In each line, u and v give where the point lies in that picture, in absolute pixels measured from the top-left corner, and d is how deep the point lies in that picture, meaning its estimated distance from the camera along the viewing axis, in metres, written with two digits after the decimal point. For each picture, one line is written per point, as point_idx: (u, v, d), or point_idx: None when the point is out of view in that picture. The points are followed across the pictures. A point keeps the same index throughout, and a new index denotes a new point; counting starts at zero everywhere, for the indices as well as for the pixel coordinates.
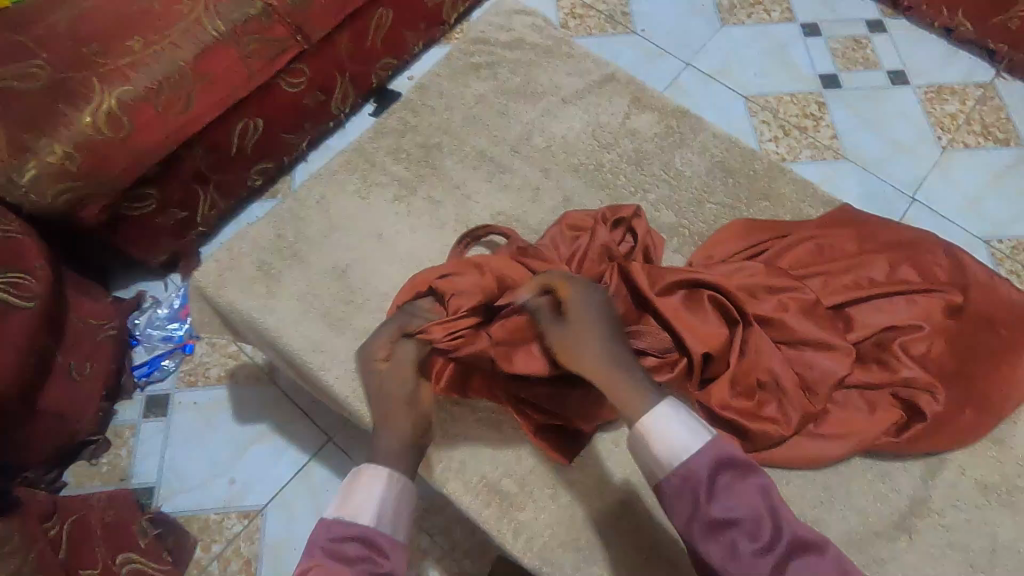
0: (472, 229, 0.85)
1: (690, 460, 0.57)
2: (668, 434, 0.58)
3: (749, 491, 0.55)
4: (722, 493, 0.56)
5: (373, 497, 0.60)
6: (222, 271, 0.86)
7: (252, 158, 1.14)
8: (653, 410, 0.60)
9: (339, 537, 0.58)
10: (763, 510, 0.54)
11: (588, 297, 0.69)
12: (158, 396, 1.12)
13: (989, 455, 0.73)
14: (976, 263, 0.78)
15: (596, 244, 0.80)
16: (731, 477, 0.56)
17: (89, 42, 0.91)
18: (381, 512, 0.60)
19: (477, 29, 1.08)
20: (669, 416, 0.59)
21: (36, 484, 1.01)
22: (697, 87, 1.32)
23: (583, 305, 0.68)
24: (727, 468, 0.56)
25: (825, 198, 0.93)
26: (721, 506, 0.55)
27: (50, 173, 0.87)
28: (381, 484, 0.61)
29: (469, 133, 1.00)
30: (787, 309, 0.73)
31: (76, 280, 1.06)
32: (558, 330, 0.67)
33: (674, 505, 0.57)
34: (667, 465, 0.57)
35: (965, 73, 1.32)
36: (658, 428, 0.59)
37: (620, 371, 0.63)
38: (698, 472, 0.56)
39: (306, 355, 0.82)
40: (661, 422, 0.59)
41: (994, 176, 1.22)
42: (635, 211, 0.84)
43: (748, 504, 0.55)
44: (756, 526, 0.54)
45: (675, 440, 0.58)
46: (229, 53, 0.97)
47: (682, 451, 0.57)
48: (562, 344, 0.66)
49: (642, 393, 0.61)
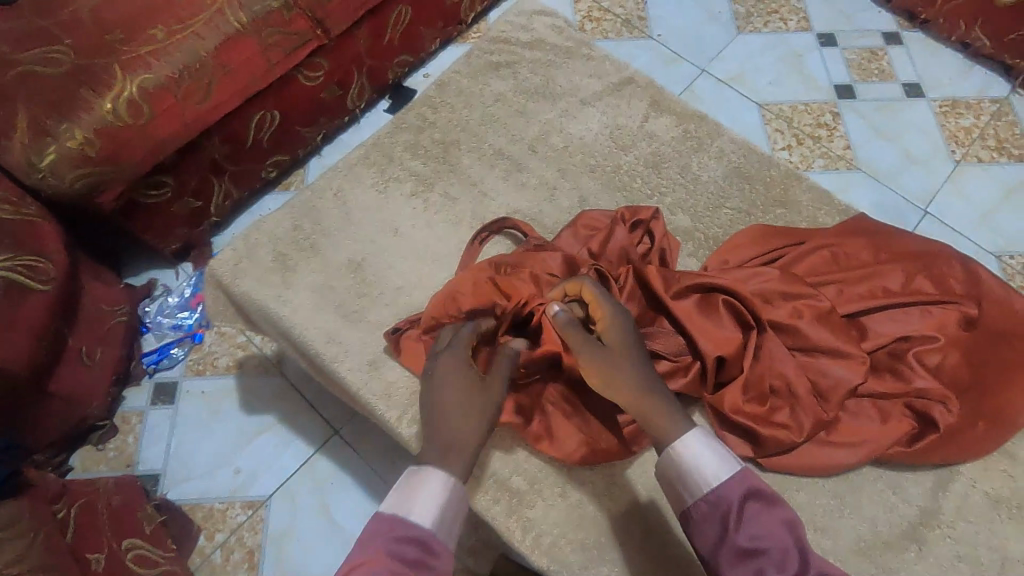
0: (487, 224, 0.87)
1: (719, 486, 0.59)
2: (698, 460, 0.60)
3: (777, 522, 0.57)
4: (750, 520, 0.57)
5: (433, 499, 0.59)
6: (237, 260, 0.86)
7: (268, 150, 1.14)
8: (683, 437, 0.62)
9: (396, 537, 0.56)
10: (791, 543, 0.55)
11: (619, 321, 0.69)
12: (166, 384, 1.12)
13: (1000, 469, 0.73)
14: (992, 276, 0.78)
15: (614, 245, 0.81)
16: (758, 506, 0.58)
17: (113, 29, 0.92)
18: (439, 516, 0.58)
19: (496, 29, 1.09)
20: (700, 445, 0.61)
21: (44, 467, 1.02)
22: (712, 93, 1.33)
23: (617, 327, 0.68)
24: (755, 497, 0.58)
25: (840, 207, 0.93)
26: (748, 534, 0.56)
27: (69, 157, 0.88)
28: (441, 487, 0.60)
29: (485, 131, 1.00)
30: (802, 316, 0.73)
31: (90, 265, 1.07)
32: (592, 354, 0.67)
33: (701, 529, 0.59)
34: (696, 490, 0.60)
35: (981, 87, 1.32)
36: (689, 452, 0.61)
37: (652, 398, 0.65)
38: (726, 498, 0.58)
39: (319, 346, 0.82)
40: (692, 448, 0.61)
41: (1007, 191, 1.22)
42: (653, 212, 0.84)
43: (775, 534, 0.56)
44: (783, 557, 0.54)
45: (705, 466, 0.60)
46: (251, 45, 0.97)
47: (711, 477, 0.60)
48: (594, 367, 0.67)
49: (674, 420, 0.63)
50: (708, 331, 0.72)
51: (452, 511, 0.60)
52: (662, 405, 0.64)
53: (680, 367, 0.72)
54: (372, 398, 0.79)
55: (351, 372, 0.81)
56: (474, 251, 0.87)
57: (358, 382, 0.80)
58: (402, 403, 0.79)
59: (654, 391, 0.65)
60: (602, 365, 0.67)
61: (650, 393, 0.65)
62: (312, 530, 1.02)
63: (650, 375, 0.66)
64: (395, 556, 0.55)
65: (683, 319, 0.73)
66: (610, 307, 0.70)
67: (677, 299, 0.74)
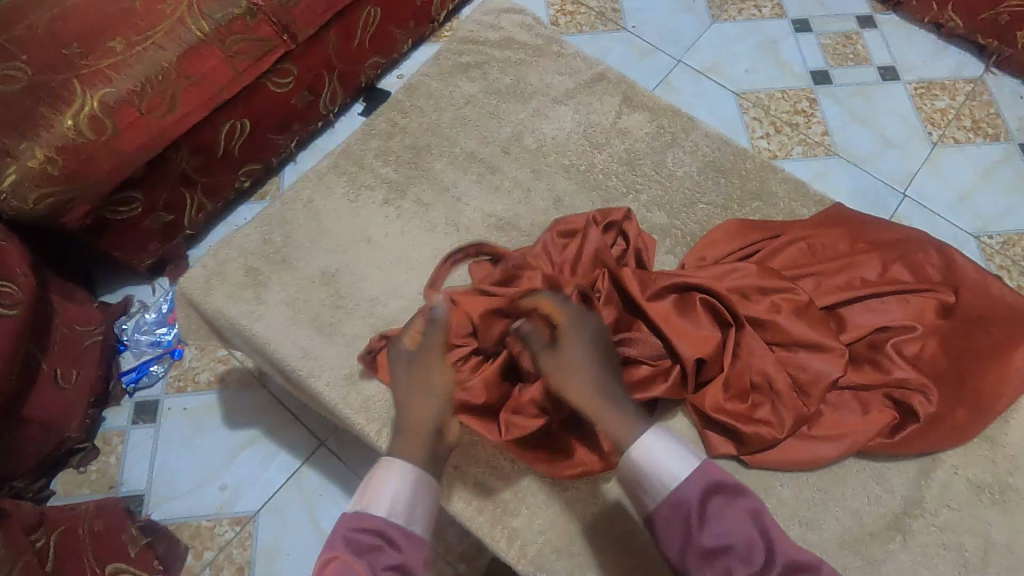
0: (462, 249, 0.83)
1: (679, 487, 0.58)
2: (657, 461, 0.60)
3: (739, 513, 0.57)
4: (712, 518, 0.57)
5: (388, 490, 0.60)
6: (210, 277, 0.85)
7: (239, 161, 1.12)
8: (641, 440, 0.61)
9: (354, 530, 0.58)
10: (753, 532, 0.56)
11: (580, 327, 0.69)
12: (147, 402, 1.10)
13: (981, 454, 0.74)
14: (969, 262, 0.78)
15: (587, 252, 0.78)
16: (722, 500, 0.57)
17: (69, 43, 0.89)
18: (395, 504, 0.60)
19: (466, 28, 1.07)
20: (657, 445, 0.61)
21: (22, 494, 0.99)
22: (689, 84, 1.32)
23: (577, 333, 0.68)
24: (716, 492, 0.58)
25: (817, 197, 0.93)
26: (713, 533, 0.56)
27: (30, 177, 0.85)
28: (396, 478, 0.61)
29: (459, 134, 0.99)
30: (780, 310, 0.72)
31: (62, 285, 1.04)
32: (548, 357, 0.67)
33: (665, 533, 0.58)
34: (658, 494, 0.59)
35: (954, 69, 1.32)
36: (648, 456, 0.60)
37: (609, 402, 0.65)
38: (687, 499, 0.57)
39: (296, 361, 0.81)
40: (650, 450, 0.60)
41: (984, 172, 1.22)
42: (624, 213, 0.83)
43: (739, 527, 0.56)
44: (749, 551, 0.55)
45: (663, 467, 0.59)
46: (215, 54, 0.95)
47: (671, 478, 0.59)
48: (553, 371, 0.66)
49: (632, 424, 0.63)
50: (686, 333, 0.71)
51: (413, 497, 0.61)
52: (619, 414, 0.64)
53: (660, 372, 0.72)
54: (353, 412, 0.78)
55: (330, 387, 0.80)
56: (446, 271, 0.82)
57: (338, 396, 0.79)
58: (382, 417, 0.78)
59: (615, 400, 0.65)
60: (561, 370, 0.66)
61: (607, 401, 0.65)
62: (301, 544, 1.01)
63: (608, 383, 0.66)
64: (353, 546, 0.56)
65: (659, 320, 0.72)
66: (572, 312, 0.70)
67: (653, 301, 0.73)
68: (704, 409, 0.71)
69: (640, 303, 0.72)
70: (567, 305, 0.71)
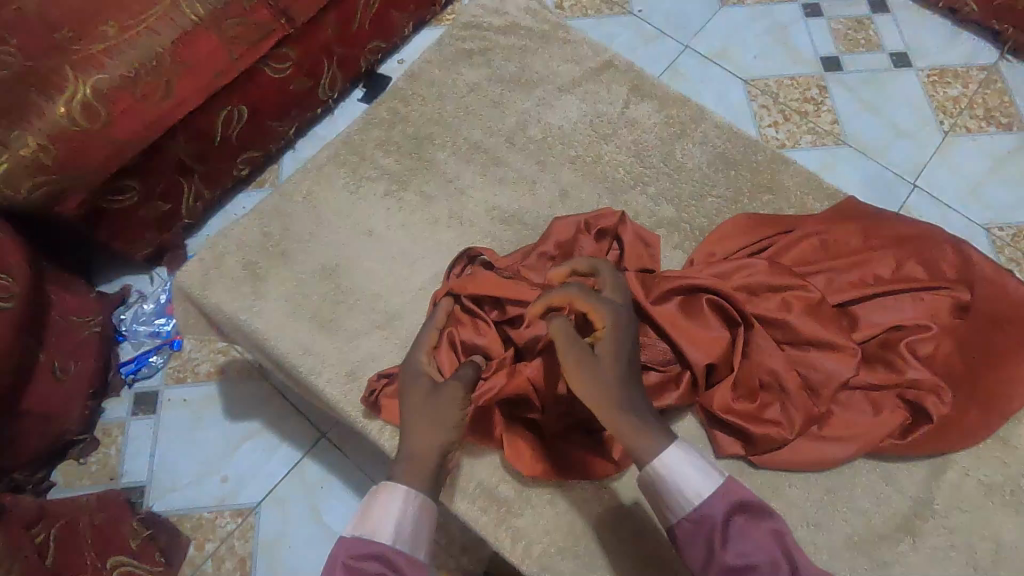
0: (460, 256, 0.81)
1: (703, 503, 0.56)
2: (681, 477, 0.57)
3: (765, 533, 0.54)
4: (735, 537, 0.55)
5: (392, 514, 0.58)
6: (208, 270, 0.83)
7: (237, 148, 1.10)
8: (663, 455, 0.58)
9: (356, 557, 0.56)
10: (779, 554, 0.53)
11: (618, 330, 0.62)
12: (146, 393, 1.09)
13: (993, 456, 0.72)
14: (985, 259, 0.76)
15: (583, 255, 0.78)
16: (745, 519, 0.55)
17: (59, 26, 0.85)
18: (399, 528, 0.58)
19: (469, 13, 1.04)
20: (681, 460, 0.57)
21: (23, 486, 0.98)
22: (696, 71, 1.29)
23: (613, 334, 0.62)
24: (741, 510, 0.56)
25: (828, 190, 0.91)
26: (736, 552, 0.54)
27: (23, 166, 0.83)
28: (399, 499, 0.59)
29: (461, 123, 0.96)
30: (791, 309, 0.71)
31: (58, 275, 1.02)
32: (569, 351, 0.61)
33: (688, 549, 0.56)
34: (679, 508, 0.57)
35: (969, 55, 1.29)
36: (671, 470, 0.57)
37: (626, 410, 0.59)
38: (710, 517, 0.55)
39: (296, 358, 0.80)
40: (673, 464, 0.57)
41: (997, 162, 1.20)
42: (619, 218, 0.81)
43: (765, 547, 0.54)
44: (774, 573, 0.52)
45: (688, 482, 0.57)
46: (210, 39, 0.91)
47: (694, 495, 0.56)
48: (575, 365, 0.60)
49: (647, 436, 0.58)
50: (695, 336, 0.70)
51: (413, 514, 0.59)
52: (633, 423, 0.59)
53: (670, 380, 0.71)
54: (354, 410, 0.77)
55: (331, 384, 0.79)
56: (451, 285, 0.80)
57: (339, 394, 0.78)
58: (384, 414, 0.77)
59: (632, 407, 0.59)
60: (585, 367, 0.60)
61: (622, 405, 0.59)
62: (304, 537, 1.00)
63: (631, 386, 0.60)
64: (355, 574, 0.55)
65: (665, 323, 0.70)
66: (614, 311, 0.63)
67: (658, 304, 0.71)
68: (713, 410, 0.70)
69: (645, 306, 0.70)
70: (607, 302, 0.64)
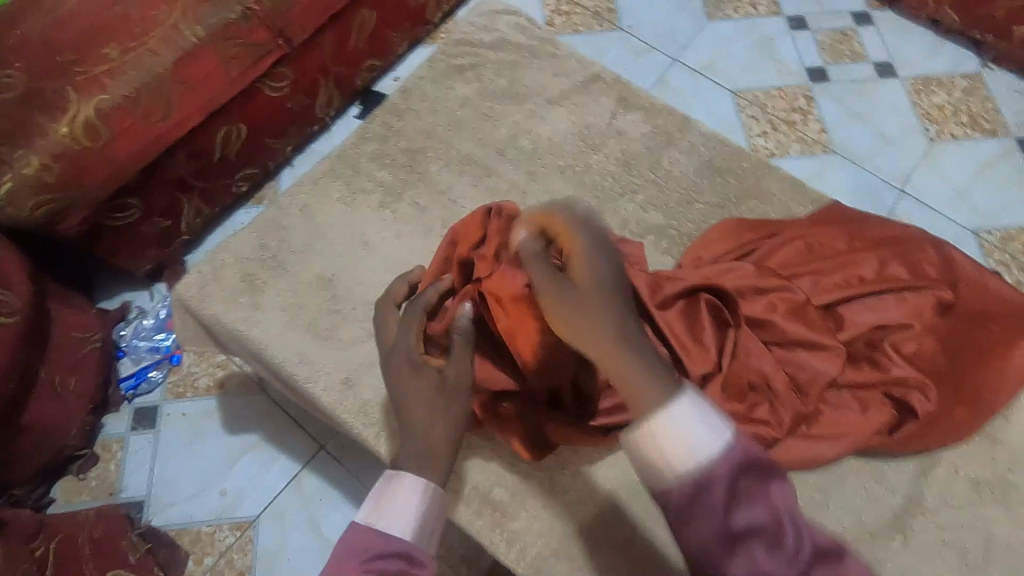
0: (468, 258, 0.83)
1: (710, 463, 0.51)
2: (686, 433, 0.51)
3: (771, 495, 0.51)
4: (740, 501, 0.51)
5: (411, 511, 0.58)
6: (206, 283, 0.84)
7: (236, 165, 1.12)
8: (670, 406, 0.52)
9: (376, 554, 0.55)
10: (782, 515, 0.51)
11: (595, 256, 0.58)
12: (146, 408, 1.10)
13: (981, 452, 0.73)
14: (967, 259, 0.77)
15: None
16: (749, 480, 0.51)
17: (63, 50, 0.88)
18: (417, 524, 0.57)
19: (460, 30, 1.07)
20: (687, 414, 0.52)
21: (23, 502, 0.99)
22: (685, 83, 1.31)
23: (590, 260, 0.58)
24: (745, 470, 0.52)
25: (813, 196, 0.93)
26: (740, 516, 0.50)
27: (27, 186, 0.85)
28: (419, 494, 0.59)
29: (454, 136, 0.99)
30: (776, 309, 0.72)
31: (59, 291, 1.03)
32: (553, 288, 0.56)
33: (686, 515, 0.51)
34: (679, 468, 0.51)
35: (952, 64, 1.32)
36: (675, 425, 0.52)
37: (635, 361, 0.54)
38: (717, 478, 0.51)
39: (293, 367, 0.81)
40: (677, 418, 0.52)
41: (982, 167, 1.22)
42: (605, 225, 0.84)
43: (768, 510, 0.51)
44: (776, 534, 0.50)
45: (694, 439, 0.51)
46: (209, 60, 0.94)
47: (699, 453, 0.51)
48: (561, 303, 0.56)
49: (661, 386, 0.53)
50: (688, 338, 0.70)
51: (431, 511, 0.59)
52: (638, 368, 0.54)
53: None
54: (350, 417, 0.79)
55: (327, 392, 0.80)
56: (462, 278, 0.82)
57: (335, 402, 0.80)
58: (379, 420, 0.78)
59: (631, 349, 0.54)
60: (572, 310, 0.55)
61: (620, 346, 0.54)
62: (303, 548, 1.01)
63: (628, 322, 0.56)
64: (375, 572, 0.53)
65: (660, 325, 0.71)
66: (590, 233, 0.60)
67: (657, 306, 0.72)
68: None
69: (646, 306, 0.70)
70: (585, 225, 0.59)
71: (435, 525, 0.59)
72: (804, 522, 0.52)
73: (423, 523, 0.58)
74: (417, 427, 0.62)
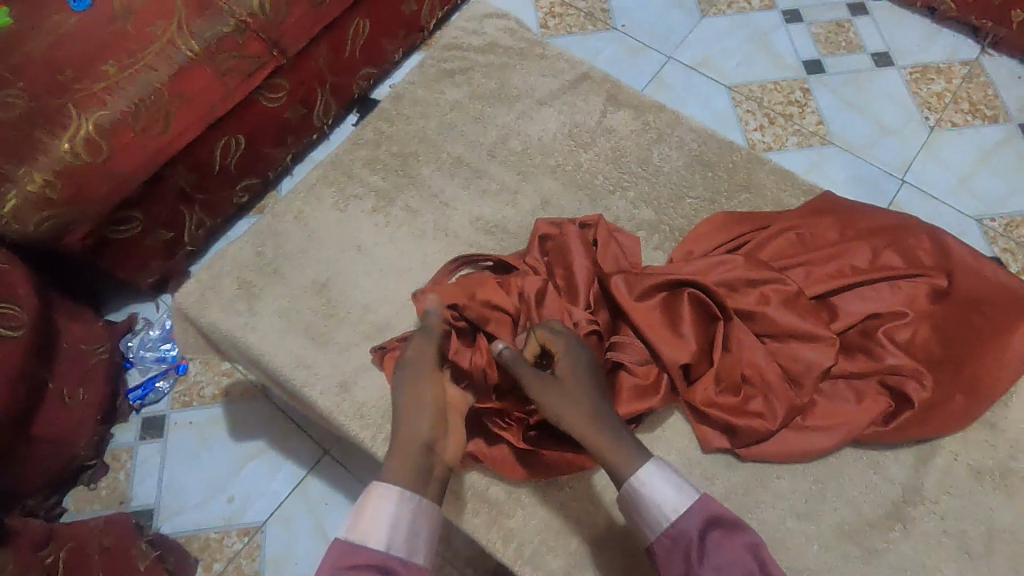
0: (466, 253, 0.85)
1: (679, 519, 0.57)
2: (657, 492, 0.59)
3: (741, 550, 0.55)
4: (713, 554, 0.56)
5: (385, 517, 0.58)
6: (204, 291, 0.86)
7: (236, 175, 1.13)
8: (641, 470, 0.60)
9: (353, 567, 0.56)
10: (754, 568, 0.54)
11: (575, 352, 0.69)
12: (154, 418, 1.11)
13: (981, 440, 0.73)
14: (961, 245, 0.76)
15: (580, 270, 0.77)
16: (721, 535, 0.56)
17: (63, 68, 0.90)
18: (394, 534, 0.58)
19: (449, 35, 1.09)
20: (658, 478, 0.59)
21: (35, 512, 1.00)
22: (680, 80, 1.31)
23: (571, 354, 0.68)
24: (718, 526, 0.57)
25: (805, 187, 0.93)
26: (713, 568, 0.55)
27: (30, 202, 0.86)
28: (390, 505, 0.59)
29: (446, 140, 1.00)
30: (768, 301, 0.72)
31: (66, 305, 1.04)
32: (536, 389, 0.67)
33: (666, 566, 0.58)
34: (657, 524, 0.58)
35: (949, 51, 1.31)
36: (648, 488, 0.59)
37: (603, 429, 0.64)
38: (688, 531, 0.57)
39: (290, 371, 0.82)
40: (649, 481, 0.59)
41: (984, 154, 1.21)
42: (599, 218, 0.85)
43: (742, 563, 0.55)
44: None
45: (664, 500, 0.58)
46: (206, 73, 0.96)
47: (671, 511, 0.58)
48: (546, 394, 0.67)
49: (630, 452, 0.62)
50: (670, 338, 0.72)
51: (407, 517, 0.59)
52: (612, 439, 0.63)
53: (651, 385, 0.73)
54: (347, 419, 0.79)
55: (324, 395, 0.81)
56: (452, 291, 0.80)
57: (333, 406, 0.80)
58: (376, 422, 0.79)
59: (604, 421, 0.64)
60: (557, 397, 0.66)
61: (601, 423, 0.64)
62: (309, 551, 1.02)
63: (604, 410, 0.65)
64: None
65: (643, 322, 0.72)
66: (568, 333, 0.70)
67: (641, 302, 0.73)
68: (696, 404, 0.71)
69: (626, 306, 0.73)
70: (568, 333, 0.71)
71: (414, 532, 0.59)
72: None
73: (400, 535, 0.58)
74: (408, 392, 0.68)
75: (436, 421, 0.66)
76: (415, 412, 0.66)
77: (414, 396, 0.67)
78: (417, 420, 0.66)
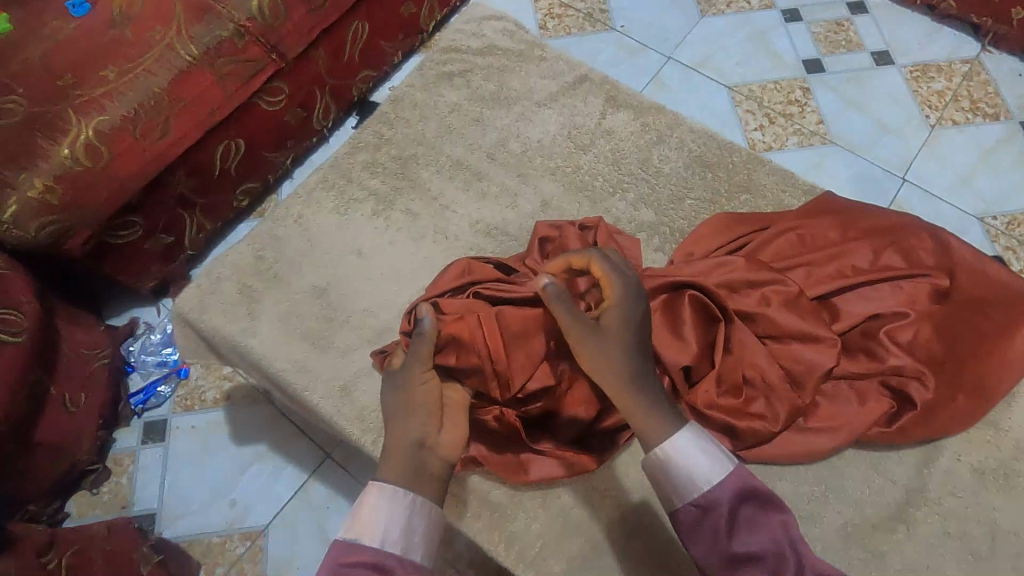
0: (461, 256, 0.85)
1: (711, 490, 0.57)
2: (691, 461, 0.58)
3: (772, 526, 0.56)
4: (743, 527, 0.56)
5: (382, 515, 0.58)
6: (204, 296, 0.86)
7: (236, 180, 1.13)
8: (676, 437, 0.59)
9: (349, 563, 0.56)
10: (784, 544, 0.54)
11: (625, 303, 0.64)
12: (155, 422, 1.11)
13: (983, 440, 0.73)
14: (963, 244, 0.76)
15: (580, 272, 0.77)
16: (753, 509, 0.56)
17: (63, 74, 0.90)
18: (390, 532, 0.58)
19: (448, 38, 1.09)
20: (693, 447, 0.58)
21: (37, 518, 1.00)
22: (679, 80, 1.31)
23: (622, 308, 0.64)
24: (750, 499, 0.57)
25: (805, 187, 0.93)
26: (743, 541, 0.55)
27: (31, 209, 0.86)
28: (388, 502, 0.59)
29: (445, 142, 1.00)
30: (769, 303, 0.72)
31: (66, 309, 1.04)
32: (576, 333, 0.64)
33: (691, 534, 0.57)
34: (686, 492, 0.58)
35: (950, 49, 1.30)
36: (682, 456, 0.58)
37: (638, 391, 0.61)
38: (719, 502, 0.56)
39: (290, 375, 0.82)
40: (682, 448, 0.58)
41: (985, 152, 1.20)
42: (599, 219, 0.85)
43: (771, 537, 0.55)
44: (779, 562, 0.54)
45: (697, 470, 0.57)
46: (205, 77, 0.96)
47: (704, 481, 0.57)
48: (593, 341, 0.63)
49: (661, 417, 0.60)
50: (670, 339, 0.71)
51: (404, 515, 0.59)
52: (645, 402, 0.61)
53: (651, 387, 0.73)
54: (348, 423, 0.79)
55: (325, 400, 0.81)
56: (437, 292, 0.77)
57: (334, 410, 0.80)
58: (377, 426, 0.79)
59: (641, 382, 0.62)
60: (598, 347, 0.63)
61: (636, 383, 0.62)
62: (311, 555, 1.02)
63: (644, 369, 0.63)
64: None
65: None
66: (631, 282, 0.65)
67: None
68: (697, 406, 0.71)
69: None
70: (625, 276, 0.65)
71: (410, 530, 0.58)
72: (809, 555, 0.55)
73: (396, 533, 0.58)
74: (397, 399, 0.65)
75: (429, 415, 0.64)
76: (405, 415, 0.64)
77: (401, 396, 0.65)
78: (407, 423, 0.63)
